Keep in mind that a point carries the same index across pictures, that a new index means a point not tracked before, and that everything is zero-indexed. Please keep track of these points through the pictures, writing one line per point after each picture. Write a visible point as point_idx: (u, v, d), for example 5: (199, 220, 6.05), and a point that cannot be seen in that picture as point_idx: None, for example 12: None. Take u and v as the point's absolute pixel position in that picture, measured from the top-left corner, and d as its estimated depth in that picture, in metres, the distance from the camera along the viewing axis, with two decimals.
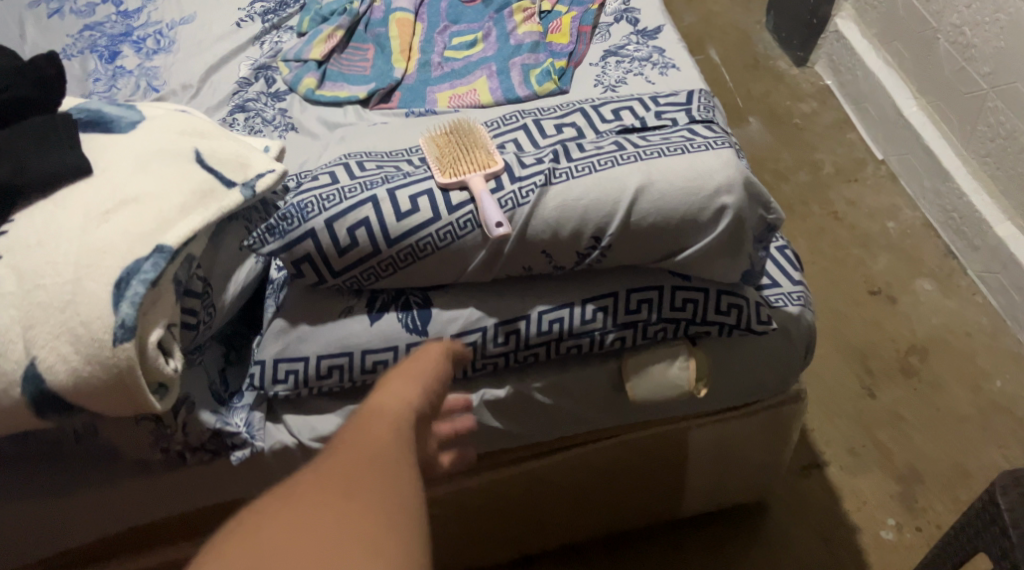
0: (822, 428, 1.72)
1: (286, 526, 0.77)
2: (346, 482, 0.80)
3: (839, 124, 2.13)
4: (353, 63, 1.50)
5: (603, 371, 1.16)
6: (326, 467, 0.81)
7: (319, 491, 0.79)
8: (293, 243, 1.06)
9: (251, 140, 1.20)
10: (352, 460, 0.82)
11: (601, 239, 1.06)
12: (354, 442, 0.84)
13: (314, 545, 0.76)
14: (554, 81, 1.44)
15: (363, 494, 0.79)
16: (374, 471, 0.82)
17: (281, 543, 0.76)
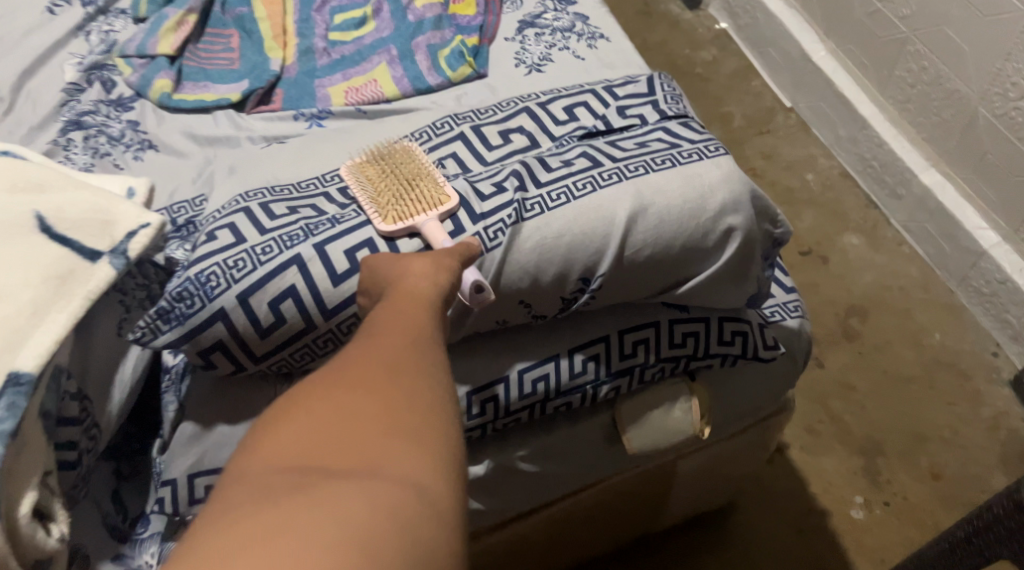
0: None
1: (335, 408, 0.65)
2: (393, 359, 0.69)
3: (742, 72, 2.02)
4: (215, 55, 1.21)
5: (593, 425, 0.98)
6: (368, 344, 0.70)
7: (365, 368, 0.68)
8: (196, 330, 0.80)
9: (108, 182, 0.91)
10: (397, 333, 0.71)
11: (589, 281, 0.86)
12: (393, 316, 0.73)
13: (369, 426, 0.65)
14: (468, 64, 1.20)
15: (412, 372, 0.69)
16: (421, 347, 0.71)
17: (332, 425, 0.65)
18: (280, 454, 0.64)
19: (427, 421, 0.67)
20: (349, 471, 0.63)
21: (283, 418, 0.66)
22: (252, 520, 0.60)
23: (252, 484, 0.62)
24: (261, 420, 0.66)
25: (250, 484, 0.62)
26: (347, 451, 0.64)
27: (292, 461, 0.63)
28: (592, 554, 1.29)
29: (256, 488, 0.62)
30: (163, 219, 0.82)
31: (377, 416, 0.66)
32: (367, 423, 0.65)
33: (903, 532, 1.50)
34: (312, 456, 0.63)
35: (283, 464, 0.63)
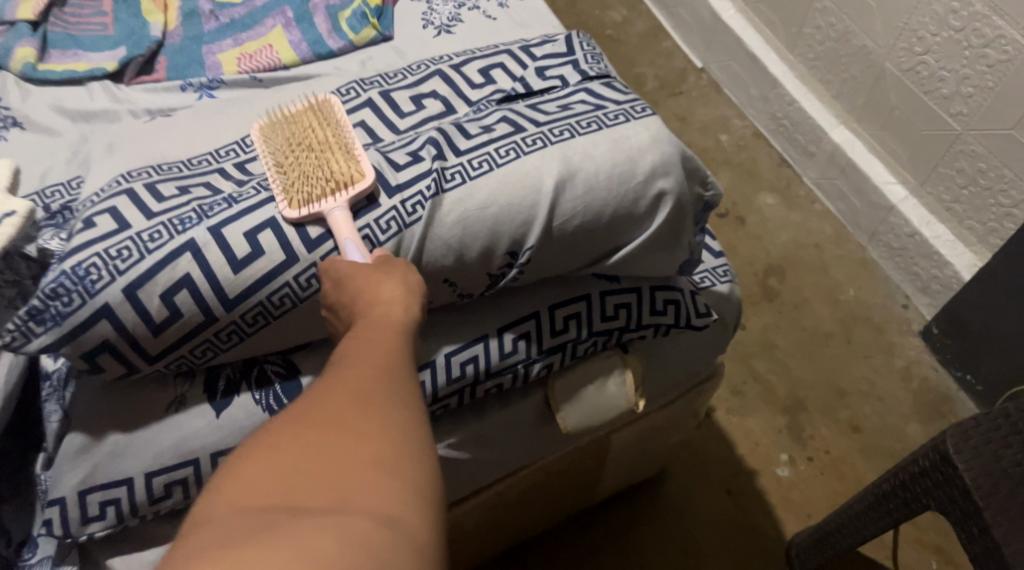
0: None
1: (303, 444, 0.61)
2: (365, 385, 0.64)
3: (652, 33, 1.98)
4: (85, 20, 1.09)
5: (525, 405, 0.92)
6: (337, 372, 0.66)
7: (333, 399, 0.63)
8: (77, 330, 0.70)
9: None
10: (367, 359, 0.66)
11: (517, 255, 0.80)
12: (362, 340, 0.68)
13: (338, 461, 0.60)
14: (372, 26, 1.11)
15: (385, 399, 0.64)
16: (394, 372, 0.66)
17: (299, 461, 0.60)
18: (243, 496, 0.59)
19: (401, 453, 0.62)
20: (318, 514, 0.58)
21: (245, 460, 0.61)
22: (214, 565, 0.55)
23: (213, 528, 0.57)
24: (226, 461, 0.62)
25: (213, 529, 0.57)
26: (314, 492, 0.59)
27: (258, 503, 0.58)
28: (525, 534, 1.24)
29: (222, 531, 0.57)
30: (31, 207, 0.74)
31: (348, 450, 0.61)
32: (338, 458, 0.60)
33: (828, 487, 1.50)
34: (278, 497, 0.59)
35: (249, 507, 0.58)
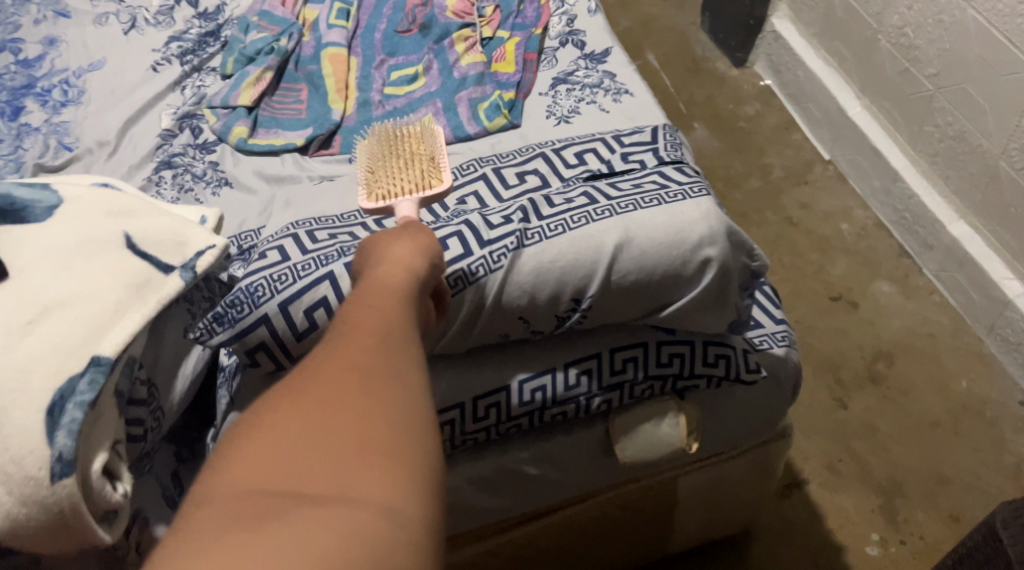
0: (799, 444, 1.70)
1: (296, 429, 0.72)
2: (354, 366, 0.76)
3: (785, 125, 2.15)
4: (286, 106, 1.39)
5: (588, 437, 1.11)
6: (327, 357, 0.77)
7: (325, 382, 0.75)
8: (245, 331, 0.95)
9: (186, 212, 1.08)
10: (358, 341, 0.78)
11: (580, 301, 1.00)
12: (356, 318, 0.81)
13: (328, 446, 0.71)
14: (504, 115, 1.35)
15: (374, 379, 0.76)
16: (383, 349, 0.78)
17: (293, 445, 0.71)
18: (243, 482, 0.70)
19: (387, 429, 0.73)
20: (315, 495, 0.69)
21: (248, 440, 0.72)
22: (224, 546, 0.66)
23: (215, 514, 0.68)
24: (228, 442, 0.73)
25: (223, 510, 0.68)
26: (309, 475, 0.70)
27: (256, 487, 0.69)
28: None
29: (233, 511, 0.68)
30: (225, 243, 1.00)
31: (337, 432, 0.72)
32: (328, 440, 0.72)
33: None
34: (275, 481, 0.70)
35: (248, 492, 0.69)
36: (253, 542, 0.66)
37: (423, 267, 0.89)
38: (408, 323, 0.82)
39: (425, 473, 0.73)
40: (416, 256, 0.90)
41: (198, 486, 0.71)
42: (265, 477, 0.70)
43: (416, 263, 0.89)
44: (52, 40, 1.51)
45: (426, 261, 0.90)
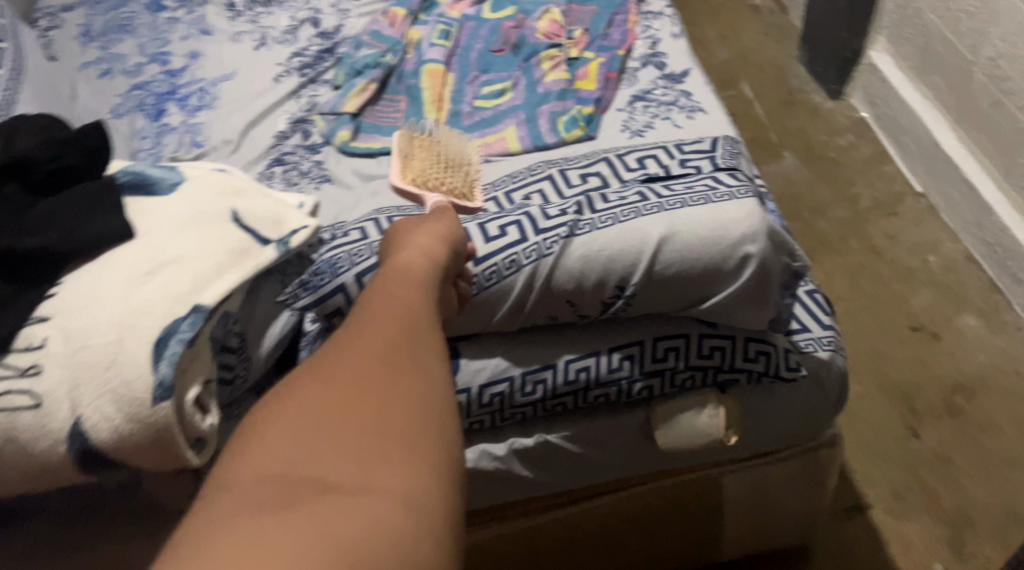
0: (865, 469, 1.72)
1: (315, 417, 0.81)
2: (372, 360, 0.85)
3: (878, 157, 2.17)
4: (386, 115, 1.55)
5: (631, 420, 1.20)
6: (341, 352, 0.86)
7: (344, 375, 0.84)
8: (324, 297, 1.09)
9: (286, 197, 1.21)
10: (376, 337, 0.88)
11: (625, 288, 1.09)
12: (374, 315, 0.90)
13: (346, 432, 0.80)
14: (581, 127, 1.46)
15: (386, 370, 0.85)
16: (399, 345, 0.87)
17: (314, 429, 0.81)
18: (267, 461, 0.79)
19: (402, 420, 0.82)
20: (335, 476, 0.78)
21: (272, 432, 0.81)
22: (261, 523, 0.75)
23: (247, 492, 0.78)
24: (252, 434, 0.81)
25: (258, 493, 0.77)
26: (329, 457, 0.79)
27: (280, 466, 0.79)
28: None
29: (267, 495, 0.77)
30: (316, 225, 1.15)
31: (355, 419, 0.81)
32: (347, 427, 0.81)
33: None
34: (299, 462, 0.79)
35: (272, 469, 0.79)
36: (289, 518, 0.75)
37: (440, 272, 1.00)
38: (424, 323, 0.91)
39: (439, 464, 0.82)
40: (433, 255, 1.01)
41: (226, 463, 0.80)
42: (293, 464, 0.79)
43: (433, 265, 1.00)
44: (194, 54, 1.70)
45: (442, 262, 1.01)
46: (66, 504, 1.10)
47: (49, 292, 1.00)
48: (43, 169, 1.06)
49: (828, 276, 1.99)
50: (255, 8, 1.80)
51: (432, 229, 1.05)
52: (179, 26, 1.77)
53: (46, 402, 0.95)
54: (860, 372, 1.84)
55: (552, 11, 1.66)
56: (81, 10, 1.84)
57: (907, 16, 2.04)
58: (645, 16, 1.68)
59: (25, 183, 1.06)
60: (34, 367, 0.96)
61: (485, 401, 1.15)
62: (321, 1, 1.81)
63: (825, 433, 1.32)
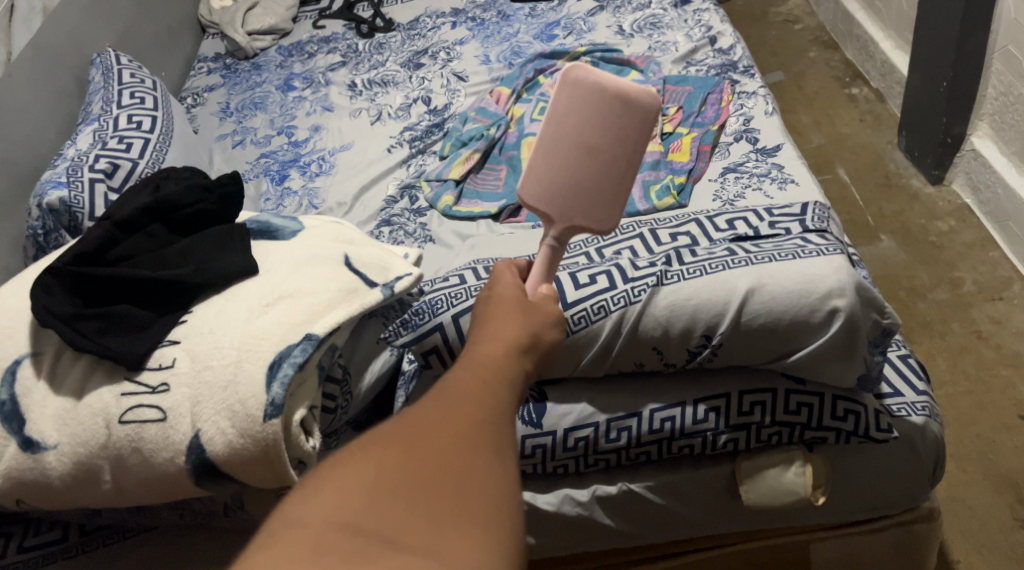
0: (969, 560, 1.52)
1: (390, 483, 0.83)
2: (454, 436, 0.86)
3: (981, 243, 1.94)
4: (487, 182, 1.64)
5: (715, 473, 1.21)
6: (415, 419, 0.87)
7: (415, 442, 0.85)
8: (423, 335, 1.16)
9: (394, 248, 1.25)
10: (460, 414, 0.88)
11: (711, 337, 1.13)
12: (461, 390, 0.91)
13: (421, 500, 0.82)
14: (673, 196, 1.53)
15: (460, 445, 0.86)
16: (478, 422, 0.88)
17: (389, 491, 0.82)
18: (339, 511, 0.81)
19: (475, 504, 0.83)
20: (406, 542, 0.80)
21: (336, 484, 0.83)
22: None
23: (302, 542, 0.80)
24: (316, 481, 0.83)
25: (316, 547, 0.79)
26: (397, 523, 0.81)
27: (351, 518, 0.81)
28: None
29: (323, 552, 0.79)
30: (421, 274, 1.19)
31: (428, 490, 0.83)
32: (422, 496, 0.82)
33: None
34: (371, 519, 0.81)
35: (343, 521, 0.81)
36: None
37: (527, 354, 0.99)
38: (507, 408, 0.92)
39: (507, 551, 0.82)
40: (514, 329, 1.00)
41: (297, 502, 0.82)
42: (354, 522, 0.81)
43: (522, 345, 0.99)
44: (317, 127, 1.85)
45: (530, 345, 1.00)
46: (178, 519, 1.19)
47: (181, 319, 1.12)
48: (183, 212, 1.20)
49: (927, 359, 1.78)
50: (373, 88, 1.94)
51: (519, 304, 1.04)
52: (306, 103, 1.92)
53: (171, 416, 1.06)
54: (959, 457, 1.64)
55: None
56: (221, 89, 2.02)
57: (1008, 101, 1.83)
58: (739, 95, 1.73)
59: (168, 222, 1.20)
60: (163, 385, 1.07)
61: (569, 444, 1.19)
62: (433, 81, 1.92)
63: (921, 506, 1.24)
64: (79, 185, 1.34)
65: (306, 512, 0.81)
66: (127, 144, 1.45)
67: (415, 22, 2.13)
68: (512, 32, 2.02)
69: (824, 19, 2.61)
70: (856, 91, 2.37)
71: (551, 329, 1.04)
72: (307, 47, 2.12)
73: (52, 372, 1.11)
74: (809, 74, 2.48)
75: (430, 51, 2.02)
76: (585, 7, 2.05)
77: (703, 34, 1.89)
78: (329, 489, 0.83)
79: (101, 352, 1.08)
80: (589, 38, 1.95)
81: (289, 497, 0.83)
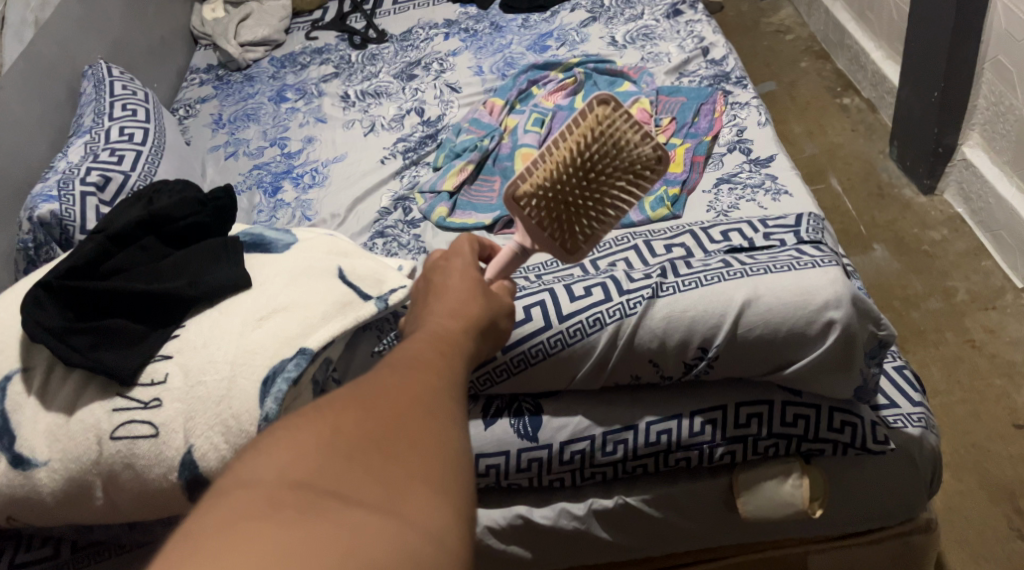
0: None
1: (345, 441, 0.82)
2: (410, 401, 0.86)
3: (974, 252, 1.94)
4: (481, 194, 1.63)
5: (712, 486, 1.20)
6: (370, 383, 0.87)
7: (370, 405, 0.85)
8: None
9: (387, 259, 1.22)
10: (413, 377, 0.88)
11: (707, 350, 1.13)
12: (414, 357, 0.91)
13: (374, 460, 0.82)
14: (667, 207, 1.53)
15: (416, 409, 0.85)
16: (434, 390, 0.88)
17: (341, 450, 0.82)
18: (292, 469, 0.80)
19: (430, 466, 0.83)
20: (359, 498, 0.80)
21: (289, 442, 0.82)
22: (271, 532, 0.76)
23: (255, 496, 0.79)
24: (268, 440, 0.82)
25: (267, 501, 0.78)
26: (352, 480, 0.80)
27: (304, 476, 0.80)
28: None
29: (273, 507, 0.78)
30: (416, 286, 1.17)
31: (383, 450, 0.82)
32: (374, 457, 0.82)
33: None
34: (325, 478, 0.80)
35: (295, 478, 0.80)
36: (295, 531, 0.77)
37: (479, 331, 0.99)
38: (459, 374, 0.92)
39: (459, 510, 0.82)
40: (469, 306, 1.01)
41: (249, 460, 0.81)
42: (304, 478, 0.80)
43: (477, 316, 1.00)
44: (310, 139, 1.84)
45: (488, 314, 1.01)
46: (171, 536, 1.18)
47: (174, 333, 1.11)
48: (177, 225, 1.20)
49: (921, 368, 1.78)
50: (366, 99, 1.93)
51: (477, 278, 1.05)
52: (298, 114, 1.92)
53: (163, 431, 1.05)
54: (955, 467, 1.63)
55: (641, 100, 1.73)
56: (214, 101, 2.01)
57: (999, 111, 1.83)
58: (732, 106, 1.73)
59: (161, 235, 1.20)
60: (155, 400, 1.06)
61: (565, 458, 1.18)
62: (427, 92, 1.92)
63: (918, 517, 1.24)
64: (70, 198, 1.33)
65: (257, 468, 0.80)
66: (119, 156, 1.44)
67: (407, 33, 2.13)
68: (505, 43, 2.02)
69: (816, 29, 2.61)
70: (847, 101, 2.37)
71: (505, 314, 1.05)
72: (299, 58, 2.12)
73: (43, 389, 1.10)
74: (801, 85, 2.48)
75: (422, 61, 2.02)
76: (578, 18, 2.05)
77: (696, 45, 1.89)
78: (282, 447, 0.81)
79: (93, 367, 1.07)
80: (582, 49, 1.95)
81: (241, 457, 0.82)
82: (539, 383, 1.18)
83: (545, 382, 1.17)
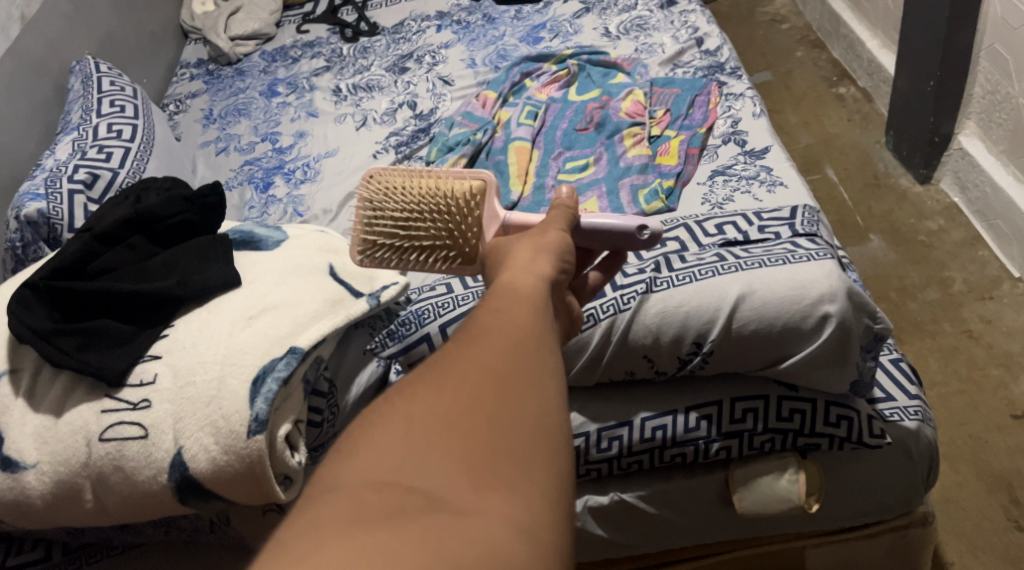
0: (964, 561, 1.51)
1: (426, 430, 0.81)
2: (488, 377, 0.85)
3: (971, 242, 1.93)
4: None
5: (708, 482, 1.19)
6: (446, 365, 0.86)
7: (450, 390, 0.84)
8: (411, 346, 1.16)
9: None
10: (483, 360, 0.86)
11: (702, 345, 1.12)
12: (484, 332, 0.89)
13: (458, 450, 0.81)
14: (661, 199, 1.52)
15: (497, 387, 0.85)
16: (514, 360, 0.87)
17: (427, 439, 0.81)
18: (376, 470, 0.80)
19: (517, 444, 0.82)
20: (450, 493, 0.79)
21: (372, 439, 0.81)
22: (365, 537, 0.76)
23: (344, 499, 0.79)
24: (349, 439, 0.82)
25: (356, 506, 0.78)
26: (439, 471, 0.80)
27: (388, 474, 0.80)
28: None
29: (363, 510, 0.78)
30: (407, 282, 1.18)
31: (466, 432, 0.82)
32: (457, 442, 0.81)
33: None
34: (412, 473, 0.80)
35: (381, 478, 0.79)
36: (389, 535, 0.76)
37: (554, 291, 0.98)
38: (539, 335, 0.90)
39: (552, 499, 0.81)
40: (540, 267, 0.98)
41: (333, 465, 0.81)
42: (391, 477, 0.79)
43: (545, 275, 0.97)
44: (302, 133, 1.83)
45: (554, 273, 0.98)
46: (163, 537, 1.17)
47: (163, 334, 1.10)
48: (164, 224, 1.19)
49: (918, 359, 1.77)
50: (358, 93, 1.92)
51: (531, 243, 1.02)
52: (290, 108, 1.90)
53: (152, 432, 1.04)
54: (952, 459, 1.63)
55: (635, 92, 1.72)
56: (204, 96, 2.00)
57: (995, 99, 1.82)
58: (727, 96, 1.72)
59: (149, 234, 1.18)
60: (145, 401, 1.05)
61: None
62: (419, 86, 1.90)
63: (914, 511, 1.23)
64: (57, 197, 1.32)
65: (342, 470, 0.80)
66: (107, 153, 1.43)
67: (400, 25, 2.11)
68: (498, 35, 2.00)
69: (811, 18, 2.59)
70: (843, 90, 2.36)
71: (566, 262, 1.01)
72: (290, 52, 2.10)
73: (30, 391, 1.09)
74: (797, 75, 2.47)
75: (415, 55, 2.00)
76: (571, 9, 2.03)
77: (690, 35, 1.88)
78: (365, 445, 0.81)
79: (81, 369, 1.06)
80: (575, 41, 1.93)
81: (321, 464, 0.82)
82: (612, 244, 1.10)
83: (616, 240, 1.09)
